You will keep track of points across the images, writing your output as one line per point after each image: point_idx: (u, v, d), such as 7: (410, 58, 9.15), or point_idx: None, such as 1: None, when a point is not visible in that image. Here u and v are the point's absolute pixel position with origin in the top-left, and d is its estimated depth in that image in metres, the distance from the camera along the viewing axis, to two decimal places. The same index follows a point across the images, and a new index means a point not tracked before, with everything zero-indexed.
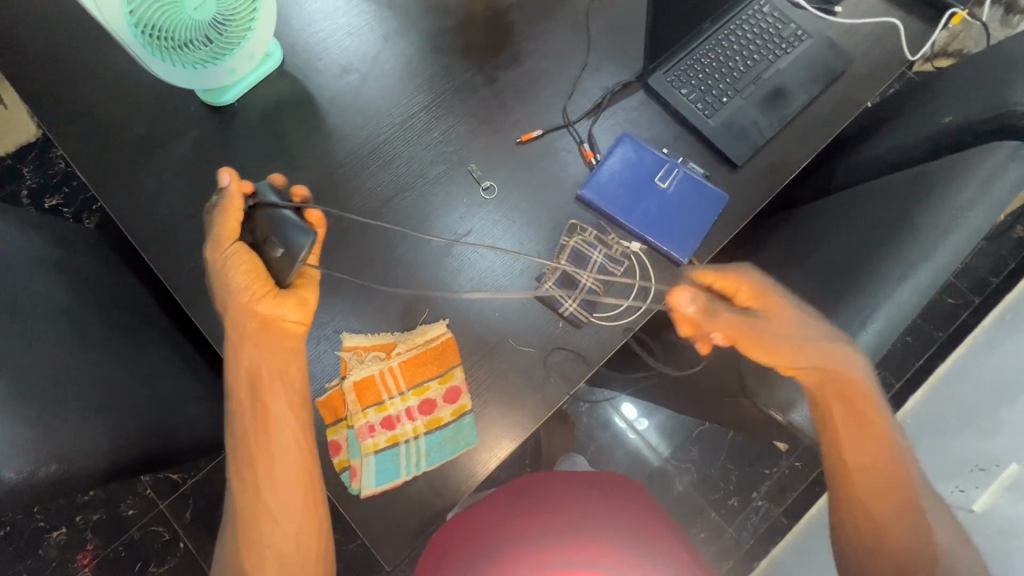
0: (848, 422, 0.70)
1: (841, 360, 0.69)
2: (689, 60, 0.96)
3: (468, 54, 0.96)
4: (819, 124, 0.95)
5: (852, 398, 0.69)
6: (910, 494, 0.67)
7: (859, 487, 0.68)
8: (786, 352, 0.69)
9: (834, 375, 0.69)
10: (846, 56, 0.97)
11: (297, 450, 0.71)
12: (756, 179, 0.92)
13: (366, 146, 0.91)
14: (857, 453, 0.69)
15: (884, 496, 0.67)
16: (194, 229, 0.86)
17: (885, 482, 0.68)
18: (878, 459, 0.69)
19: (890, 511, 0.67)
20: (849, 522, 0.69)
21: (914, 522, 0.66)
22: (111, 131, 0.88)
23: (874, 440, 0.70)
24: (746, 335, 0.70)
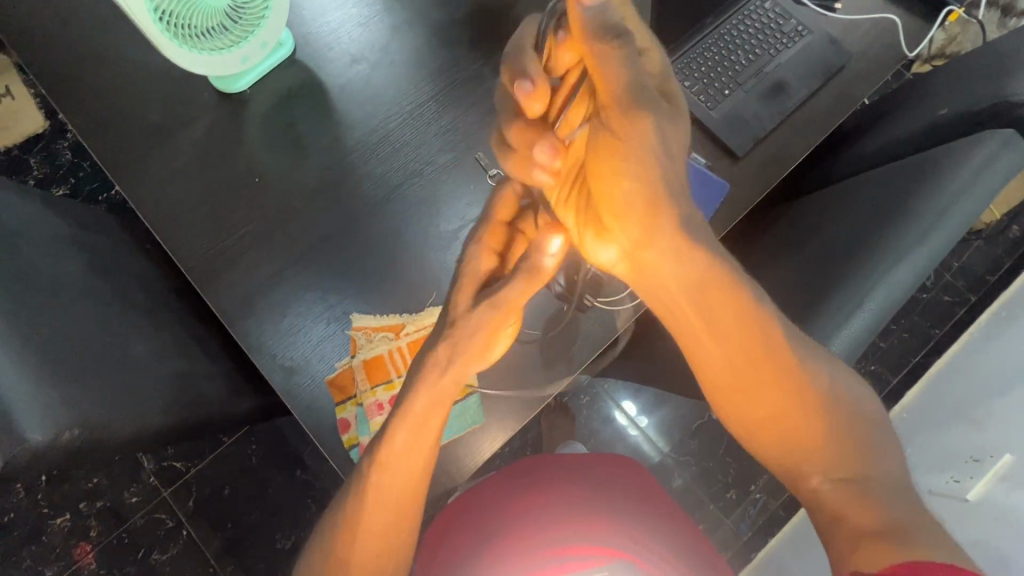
0: (673, 312, 0.55)
1: (675, 243, 0.52)
2: (692, 54, 0.99)
3: (476, 45, 0.98)
4: (818, 117, 0.98)
5: (706, 288, 0.52)
6: (783, 374, 0.54)
7: (732, 376, 0.55)
8: (642, 222, 0.53)
9: (688, 252, 0.52)
10: (845, 52, 1.00)
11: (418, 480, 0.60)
12: (756, 170, 0.94)
13: (376, 134, 0.93)
14: (705, 350, 0.55)
15: (764, 384, 0.54)
16: (207, 213, 0.88)
17: (761, 365, 0.54)
18: (753, 333, 0.53)
19: (769, 396, 0.55)
20: (721, 404, 0.57)
21: (811, 415, 0.54)
22: (125, 117, 0.90)
23: (737, 329, 0.53)
24: (604, 149, 0.53)
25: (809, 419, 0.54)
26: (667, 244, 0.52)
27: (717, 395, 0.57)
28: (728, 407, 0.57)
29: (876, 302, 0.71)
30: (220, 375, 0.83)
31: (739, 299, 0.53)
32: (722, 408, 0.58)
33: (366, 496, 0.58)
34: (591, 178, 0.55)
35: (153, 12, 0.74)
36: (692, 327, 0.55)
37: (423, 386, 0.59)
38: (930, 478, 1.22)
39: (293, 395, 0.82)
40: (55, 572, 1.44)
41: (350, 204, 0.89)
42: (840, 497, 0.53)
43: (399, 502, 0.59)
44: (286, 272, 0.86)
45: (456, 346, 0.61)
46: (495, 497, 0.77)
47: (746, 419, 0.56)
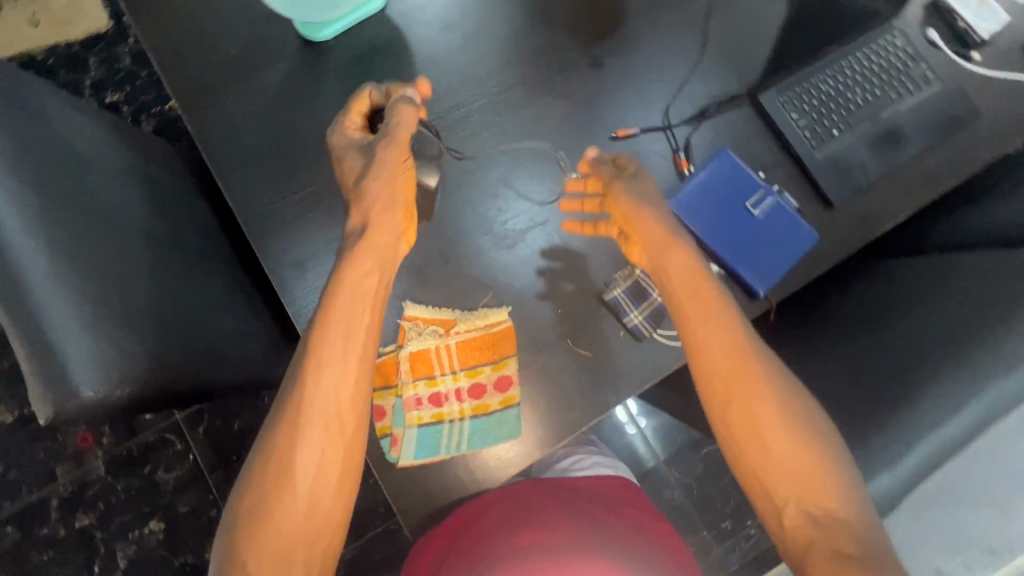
0: (684, 308, 0.70)
1: (660, 243, 0.73)
2: (807, 82, 0.90)
3: (577, 32, 0.91)
4: (928, 176, 0.90)
5: (688, 283, 0.70)
6: (766, 378, 0.65)
7: (730, 363, 0.66)
8: (659, 241, 0.73)
9: (672, 269, 0.72)
10: (971, 108, 0.92)
11: (344, 410, 0.62)
12: (849, 223, 0.87)
13: (455, 111, 0.88)
14: (700, 334, 0.68)
15: (748, 379, 0.65)
16: (271, 165, 0.83)
17: (746, 358, 0.66)
18: (738, 337, 0.67)
19: (751, 392, 0.65)
20: (716, 396, 0.65)
21: (780, 414, 0.64)
22: (202, 47, 0.85)
23: (723, 324, 0.68)
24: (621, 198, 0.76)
25: (788, 420, 0.63)
26: (672, 262, 0.72)
27: (712, 390, 0.66)
28: (717, 404, 0.65)
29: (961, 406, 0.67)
30: (261, 336, 0.81)
31: (711, 302, 0.69)
32: (712, 404, 0.66)
33: (300, 416, 0.60)
34: (631, 238, 0.76)
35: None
36: (683, 314, 0.70)
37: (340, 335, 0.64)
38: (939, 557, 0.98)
39: None
40: (65, 470, 1.48)
41: None
42: (830, 536, 0.57)
43: (323, 424, 0.60)
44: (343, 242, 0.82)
45: (366, 290, 0.67)
46: (495, 515, 0.78)
47: (744, 422, 0.64)
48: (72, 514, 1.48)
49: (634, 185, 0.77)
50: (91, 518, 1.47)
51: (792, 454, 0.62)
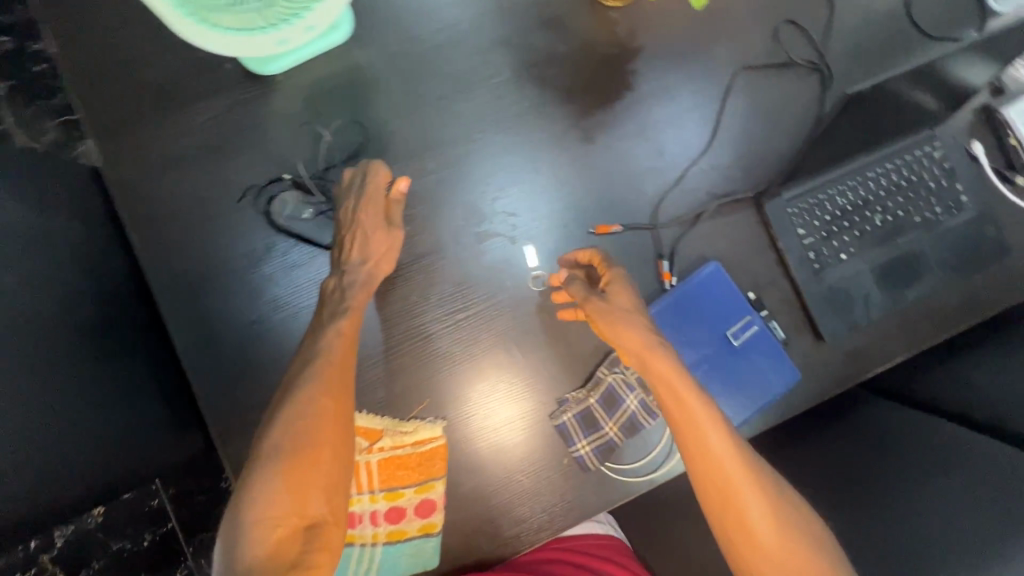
0: (671, 403, 0.60)
1: (630, 323, 0.64)
2: (824, 193, 0.78)
3: (571, 98, 0.79)
4: (937, 316, 0.80)
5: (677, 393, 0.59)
6: (757, 483, 0.56)
7: (733, 486, 0.56)
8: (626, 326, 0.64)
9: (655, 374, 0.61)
10: (998, 246, 0.81)
11: (332, 433, 0.56)
12: (838, 363, 0.78)
13: (416, 177, 0.76)
14: (697, 452, 0.58)
15: (754, 509, 0.56)
16: (195, 221, 0.72)
17: (751, 478, 0.57)
18: (725, 439, 0.58)
19: (758, 521, 0.55)
20: (721, 519, 0.57)
21: (796, 540, 0.55)
22: (125, 69, 0.72)
23: (711, 416, 0.59)
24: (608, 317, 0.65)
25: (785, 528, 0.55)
26: (659, 367, 0.60)
27: (718, 514, 0.57)
28: (723, 527, 0.57)
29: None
30: None
31: (701, 414, 0.59)
32: (723, 533, 0.57)
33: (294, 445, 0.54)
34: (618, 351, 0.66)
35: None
36: (682, 435, 0.59)
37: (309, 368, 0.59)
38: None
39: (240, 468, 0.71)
40: None
41: None
42: None
43: (298, 451, 0.53)
44: (270, 321, 0.73)
45: (342, 338, 0.63)
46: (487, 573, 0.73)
47: (753, 547, 0.55)
48: None
49: (615, 297, 0.67)
50: None
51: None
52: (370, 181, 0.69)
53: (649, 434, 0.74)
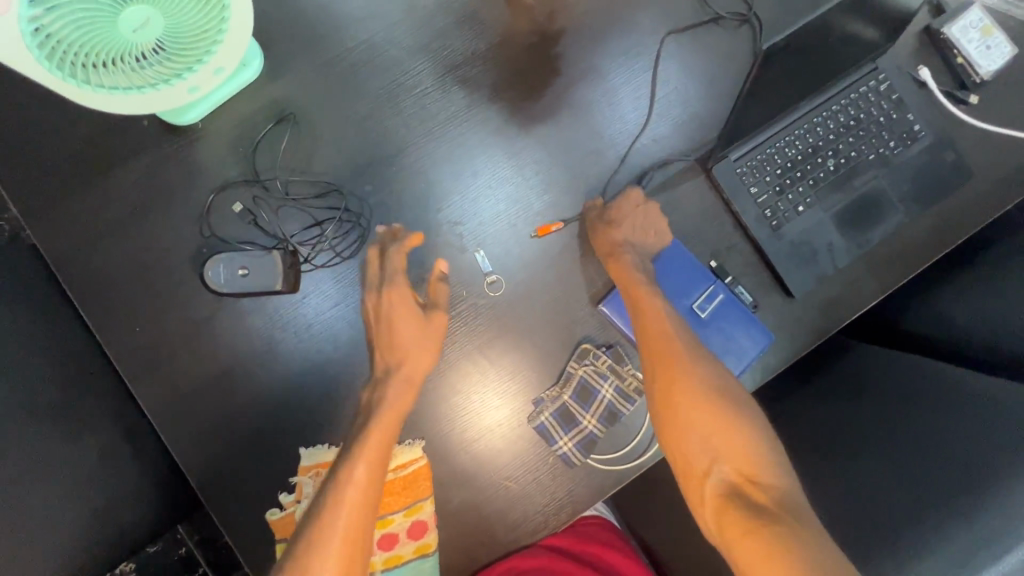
0: (631, 300, 0.69)
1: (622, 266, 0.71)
2: (772, 147, 0.76)
3: (500, 94, 0.77)
4: (905, 253, 0.78)
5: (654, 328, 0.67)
6: (697, 372, 0.64)
7: (677, 388, 0.63)
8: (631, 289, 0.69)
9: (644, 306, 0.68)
10: (960, 172, 0.78)
11: (370, 486, 0.60)
12: (812, 316, 0.77)
13: (355, 202, 0.74)
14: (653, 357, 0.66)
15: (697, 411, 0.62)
16: (142, 284, 0.71)
17: (699, 386, 0.63)
18: (671, 326, 0.66)
19: (698, 420, 0.62)
20: (662, 409, 0.64)
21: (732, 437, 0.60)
22: (43, 143, 0.71)
23: (660, 312, 0.68)
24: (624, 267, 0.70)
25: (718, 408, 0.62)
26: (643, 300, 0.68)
27: (663, 408, 0.64)
28: (664, 422, 0.64)
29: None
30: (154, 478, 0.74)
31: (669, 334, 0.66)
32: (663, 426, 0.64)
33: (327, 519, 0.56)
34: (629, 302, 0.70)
35: (34, 31, 0.52)
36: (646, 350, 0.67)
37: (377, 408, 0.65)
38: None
39: (230, 518, 0.72)
40: None
41: (318, 298, 0.73)
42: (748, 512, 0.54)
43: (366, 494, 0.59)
44: (235, 370, 0.72)
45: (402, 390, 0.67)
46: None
47: (684, 432, 0.62)
48: None
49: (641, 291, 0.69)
50: None
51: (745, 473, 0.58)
52: (390, 256, 0.71)
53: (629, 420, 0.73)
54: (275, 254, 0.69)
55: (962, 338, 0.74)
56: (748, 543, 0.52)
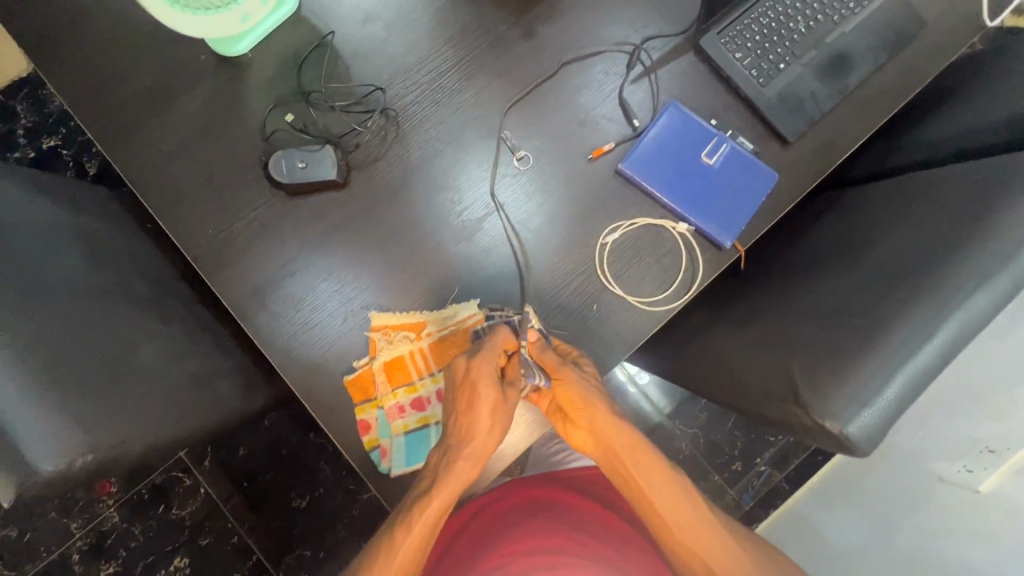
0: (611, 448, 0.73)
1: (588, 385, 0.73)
2: (747, 19, 0.87)
3: (507, 3, 0.86)
4: (881, 96, 0.88)
5: (631, 450, 0.72)
6: (683, 510, 0.69)
7: (680, 527, 0.68)
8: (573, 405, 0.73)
9: (614, 440, 0.72)
10: (919, 19, 0.88)
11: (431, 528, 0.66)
12: (807, 158, 0.86)
13: (390, 107, 0.83)
14: (651, 501, 0.69)
15: (712, 540, 0.67)
16: (210, 194, 0.80)
17: (699, 517, 0.69)
18: (652, 461, 0.72)
19: (714, 550, 0.67)
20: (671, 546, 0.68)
21: (730, 554, 0.67)
22: (116, 86, 0.81)
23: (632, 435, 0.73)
24: (570, 386, 0.72)
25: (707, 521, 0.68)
26: (616, 434, 0.72)
27: (672, 547, 0.68)
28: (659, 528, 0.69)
29: (952, 324, 0.58)
30: (235, 371, 0.82)
31: (658, 469, 0.71)
32: (677, 556, 0.68)
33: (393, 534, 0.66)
34: (572, 418, 0.74)
35: None
36: (629, 477, 0.71)
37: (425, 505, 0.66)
38: (942, 465, 0.97)
39: (305, 392, 0.77)
40: (79, 525, 1.35)
41: (366, 190, 0.81)
42: None
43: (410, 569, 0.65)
44: (300, 260, 0.79)
45: (443, 501, 0.67)
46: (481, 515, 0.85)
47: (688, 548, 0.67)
48: (94, 566, 1.35)
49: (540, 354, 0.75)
50: (113, 567, 1.35)
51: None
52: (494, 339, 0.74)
53: (659, 257, 0.82)
54: (328, 147, 0.78)
55: (977, 142, 0.81)
56: None
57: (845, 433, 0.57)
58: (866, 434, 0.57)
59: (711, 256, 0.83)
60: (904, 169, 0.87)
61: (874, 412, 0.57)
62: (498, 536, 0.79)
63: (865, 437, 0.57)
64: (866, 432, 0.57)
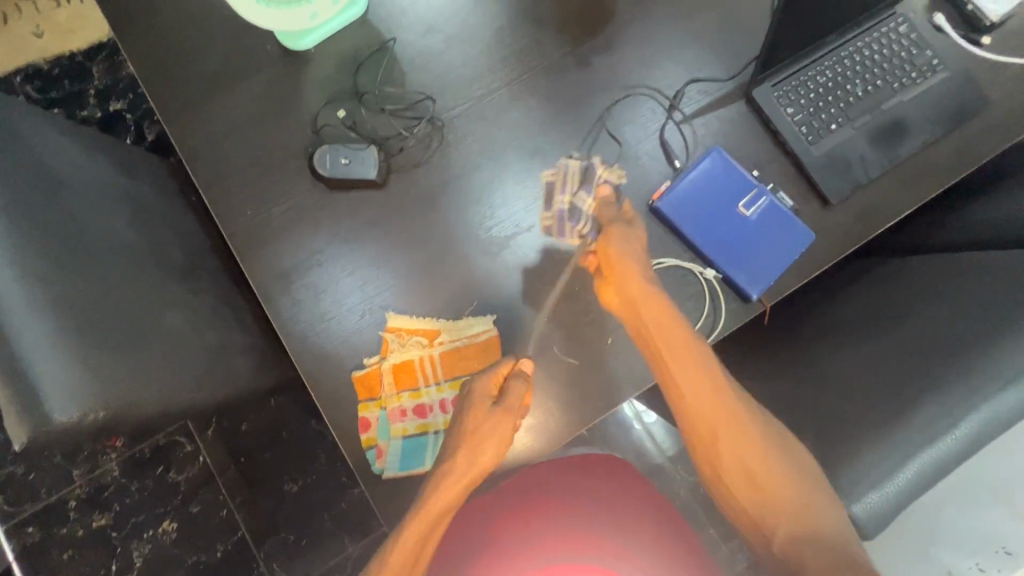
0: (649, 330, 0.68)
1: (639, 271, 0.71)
2: (805, 75, 0.86)
3: (566, 30, 0.88)
4: (934, 169, 0.85)
5: (665, 331, 0.67)
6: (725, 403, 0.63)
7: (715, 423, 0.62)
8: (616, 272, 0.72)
9: (645, 308, 0.68)
10: (982, 97, 0.86)
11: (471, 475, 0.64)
12: (847, 222, 0.84)
13: (438, 116, 0.85)
14: (680, 393, 0.64)
15: (729, 424, 0.62)
16: (255, 177, 0.83)
17: (725, 402, 0.63)
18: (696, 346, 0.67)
19: (732, 432, 0.61)
20: (691, 415, 0.63)
21: (755, 439, 0.60)
22: (185, 64, 0.85)
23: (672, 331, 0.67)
24: (615, 240, 0.74)
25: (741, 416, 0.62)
26: (647, 302, 0.68)
27: (694, 428, 0.63)
28: (697, 428, 0.63)
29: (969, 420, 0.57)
30: (250, 349, 0.84)
31: (690, 352, 0.66)
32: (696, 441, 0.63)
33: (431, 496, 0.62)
34: (608, 278, 0.74)
35: None
36: (658, 359, 0.67)
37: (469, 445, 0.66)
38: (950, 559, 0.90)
39: (313, 381, 0.78)
40: (81, 473, 1.39)
41: (403, 193, 0.83)
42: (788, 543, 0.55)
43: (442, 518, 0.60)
44: (329, 252, 0.81)
45: (466, 467, 0.64)
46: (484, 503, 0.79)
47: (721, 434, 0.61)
48: (89, 517, 1.38)
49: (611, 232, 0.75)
50: (106, 519, 1.38)
51: (773, 483, 0.58)
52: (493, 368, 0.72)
53: (681, 302, 0.81)
54: (373, 148, 0.80)
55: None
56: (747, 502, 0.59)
57: (850, 512, 0.57)
58: (869, 515, 0.57)
59: (734, 307, 0.81)
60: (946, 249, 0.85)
61: (881, 497, 0.57)
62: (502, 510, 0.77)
63: (869, 518, 0.57)
64: (871, 512, 0.57)
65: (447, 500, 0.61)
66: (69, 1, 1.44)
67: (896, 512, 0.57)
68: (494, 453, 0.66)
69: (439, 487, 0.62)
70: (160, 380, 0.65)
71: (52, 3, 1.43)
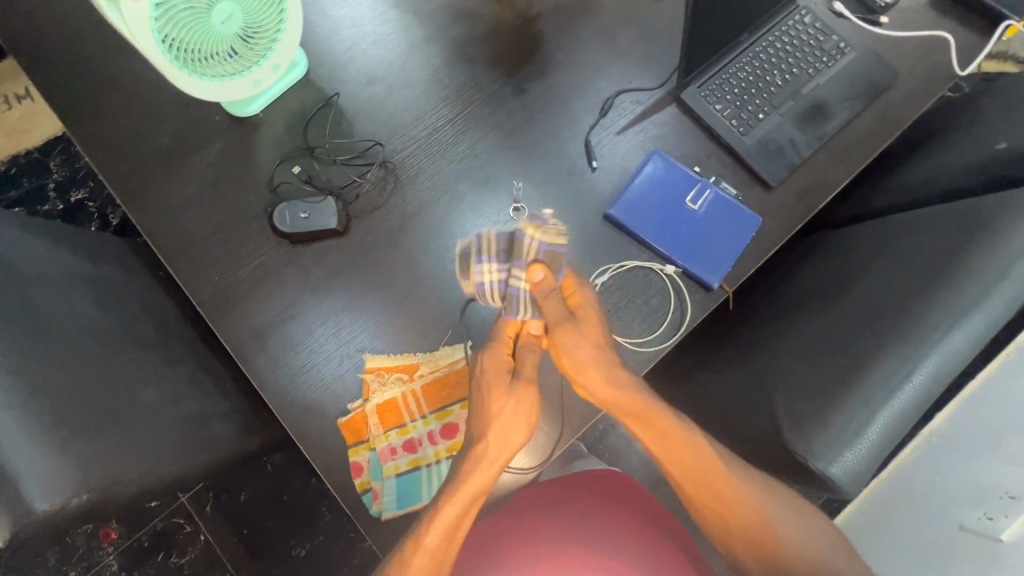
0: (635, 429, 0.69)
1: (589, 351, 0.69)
2: (726, 73, 0.92)
3: (499, 63, 0.93)
4: (860, 142, 0.91)
5: (641, 416, 0.68)
6: (744, 497, 0.67)
7: (706, 479, 0.67)
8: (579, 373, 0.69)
9: (617, 404, 0.68)
10: (891, 70, 0.92)
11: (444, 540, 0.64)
12: (790, 202, 0.89)
13: (390, 159, 0.88)
14: (669, 461, 0.68)
15: (726, 492, 0.67)
16: (218, 244, 0.84)
17: (724, 474, 0.67)
18: (702, 455, 0.68)
19: (732, 502, 0.67)
20: (693, 500, 0.69)
21: (753, 501, 0.67)
22: (136, 145, 0.88)
23: (680, 450, 0.68)
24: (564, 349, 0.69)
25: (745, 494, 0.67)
26: (622, 398, 0.67)
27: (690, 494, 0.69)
28: (699, 492, 0.68)
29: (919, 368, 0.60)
30: (231, 413, 0.85)
31: (669, 428, 0.68)
32: (695, 503, 0.69)
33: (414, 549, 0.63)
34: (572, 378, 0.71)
35: (157, 31, 0.68)
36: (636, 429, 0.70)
37: (473, 466, 0.65)
38: (959, 512, 0.89)
39: (299, 436, 0.79)
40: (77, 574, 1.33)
41: (364, 237, 0.85)
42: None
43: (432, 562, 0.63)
44: (300, 304, 0.83)
45: (465, 493, 0.64)
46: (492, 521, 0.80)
47: (721, 509, 0.68)
48: None
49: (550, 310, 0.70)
50: None
51: (765, 535, 0.67)
52: (497, 351, 0.73)
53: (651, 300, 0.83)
54: (330, 199, 0.82)
55: (953, 183, 0.85)
56: (747, 552, 0.68)
57: (830, 474, 0.62)
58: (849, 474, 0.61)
59: (700, 297, 0.84)
60: (889, 209, 0.90)
61: (854, 454, 0.61)
62: (506, 527, 0.78)
63: (849, 478, 0.61)
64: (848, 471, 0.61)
65: (442, 531, 0.64)
66: (21, 102, 1.46)
67: (874, 468, 0.62)
68: (482, 479, 0.65)
69: (434, 518, 0.64)
70: (142, 456, 0.66)
71: (3, 106, 1.46)
